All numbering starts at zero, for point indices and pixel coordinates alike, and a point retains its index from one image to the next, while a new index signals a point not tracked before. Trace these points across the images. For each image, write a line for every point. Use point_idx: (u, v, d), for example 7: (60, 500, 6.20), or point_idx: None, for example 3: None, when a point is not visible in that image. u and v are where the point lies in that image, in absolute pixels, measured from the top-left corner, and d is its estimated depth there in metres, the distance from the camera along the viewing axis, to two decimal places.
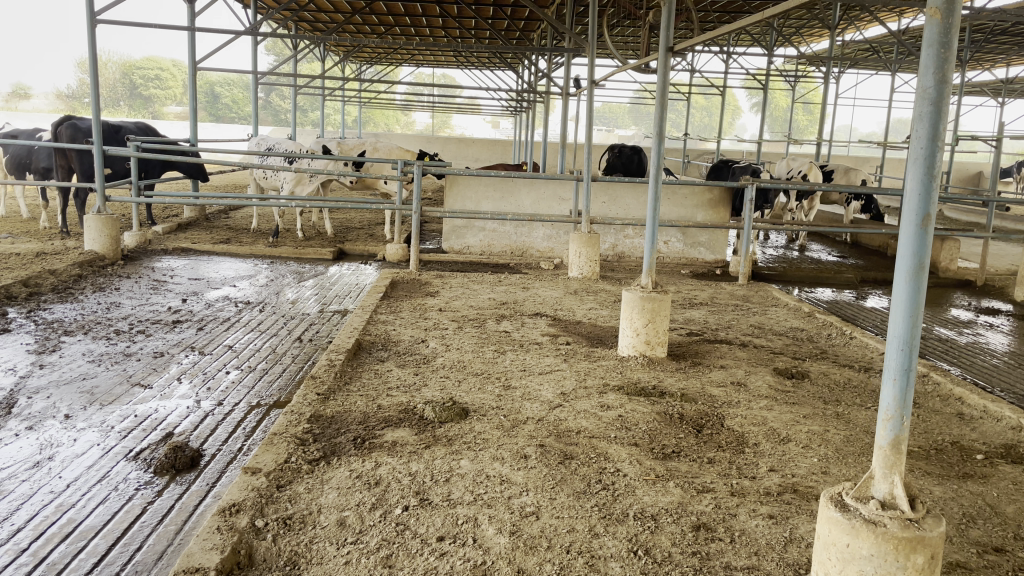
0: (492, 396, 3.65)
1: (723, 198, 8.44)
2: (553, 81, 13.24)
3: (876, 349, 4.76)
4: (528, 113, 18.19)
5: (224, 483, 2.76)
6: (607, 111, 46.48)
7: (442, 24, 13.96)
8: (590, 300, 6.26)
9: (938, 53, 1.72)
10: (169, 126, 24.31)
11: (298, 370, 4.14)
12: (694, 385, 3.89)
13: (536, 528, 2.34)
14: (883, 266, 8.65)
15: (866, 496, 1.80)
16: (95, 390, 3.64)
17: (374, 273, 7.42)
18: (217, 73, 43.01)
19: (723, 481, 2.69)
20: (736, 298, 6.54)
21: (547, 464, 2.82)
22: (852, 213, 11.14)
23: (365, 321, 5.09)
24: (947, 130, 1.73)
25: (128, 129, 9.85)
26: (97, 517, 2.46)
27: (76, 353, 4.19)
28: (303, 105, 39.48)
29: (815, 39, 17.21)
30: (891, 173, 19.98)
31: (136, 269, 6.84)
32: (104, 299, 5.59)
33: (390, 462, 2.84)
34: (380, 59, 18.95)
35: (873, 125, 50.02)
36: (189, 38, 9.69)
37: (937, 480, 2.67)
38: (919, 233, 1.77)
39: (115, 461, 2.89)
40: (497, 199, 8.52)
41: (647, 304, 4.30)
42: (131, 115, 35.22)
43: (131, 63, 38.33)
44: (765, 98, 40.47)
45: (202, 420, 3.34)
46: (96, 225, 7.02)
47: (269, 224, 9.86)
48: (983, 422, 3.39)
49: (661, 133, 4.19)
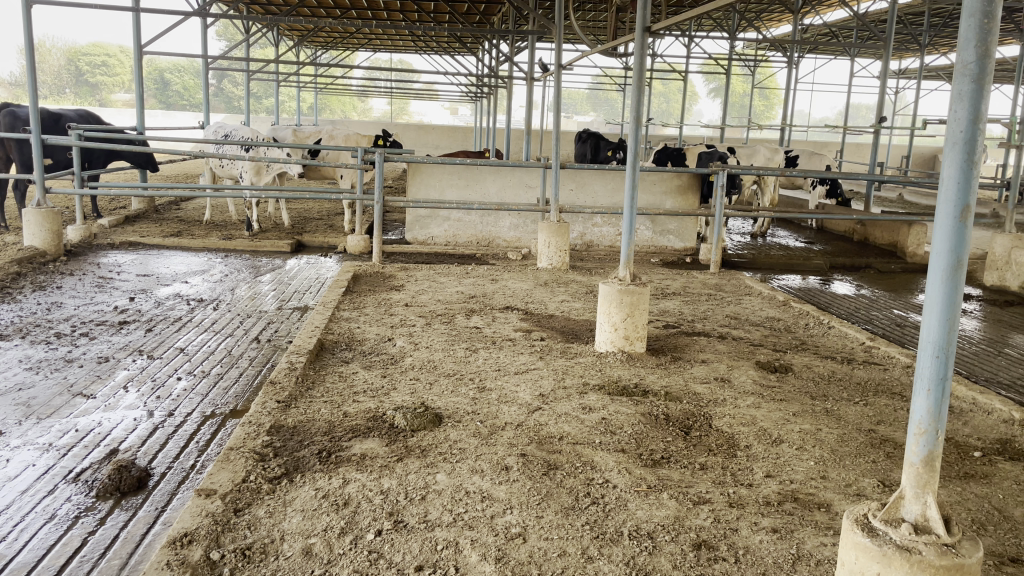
0: (466, 400, 3.43)
1: (692, 185, 8.33)
2: (514, 66, 12.95)
3: (856, 340, 4.66)
4: (490, 99, 17.85)
5: (176, 506, 2.49)
6: (568, 98, 46.76)
7: (402, 7, 13.58)
8: (561, 292, 6.05)
9: (980, 23, 1.58)
10: (118, 113, 23.36)
11: (257, 374, 3.86)
12: (677, 383, 3.71)
13: (523, 553, 2.13)
14: (851, 252, 8.64)
15: (895, 519, 1.68)
16: (32, 401, 3.31)
17: (335, 266, 7.11)
18: (166, 58, 41.71)
19: (719, 491, 2.52)
20: (708, 287, 6.42)
21: (530, 476, 2.62)
22: (818, 199, 11.20)
23: (327, 318, 4.81)
24: (988, 111, 1.60)
25: (68, 116, 9.34)
26: (30, 552, 2.19)
27: (11, 360, 3.84)
28: (258, 92, 38.61)
29: (776, 23, 17.31)
30: (852, 157, 20.27)
31: (79, 266, 6.42)
32: (44, 299, 5.20)
33: (359, 478, 2.60)
34: (336, 42, 18.46)
35: (829, 110, 51.19)
36: (133, 20, 9.15)
37: (940, 483, 2.55)
38: (958, 226, 1.64)
39: (53, 483, 2.59)
40: (461, 188, 8.25)
41: (625, 298, 4.12)
42: (76, 101, 33.95)
43: (76, 49, 36.67)
44: (725, 84, 40.85)
45: (151, 434, 3.05)
46: (36, 219, 6.55)
47: (223, 216, 9.44)
48: (974, 415, 3.29)
49: (638, 116, 3.96)
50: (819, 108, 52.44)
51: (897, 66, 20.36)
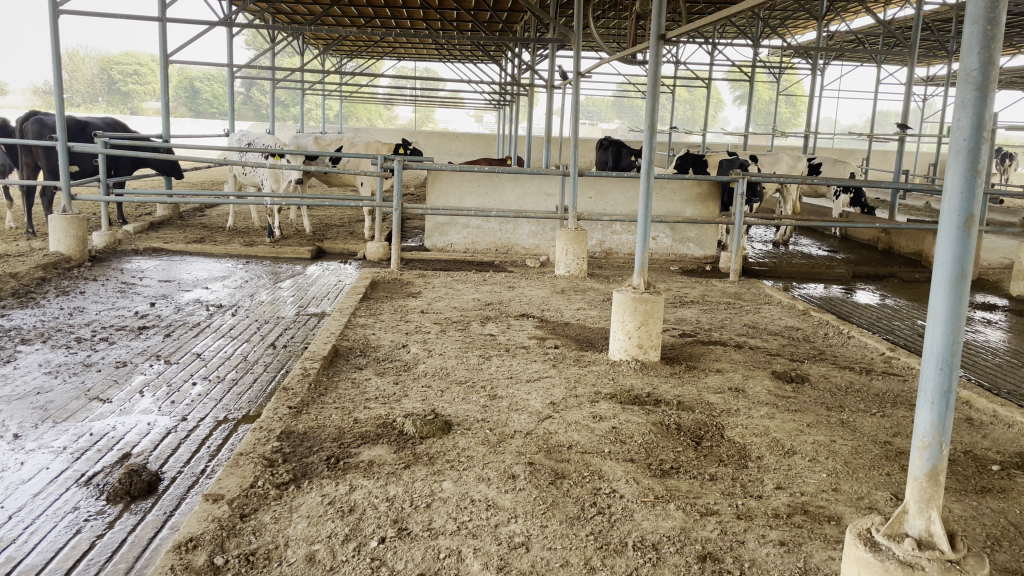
0: (477, 407, 3.42)
1: (712, 192, 8.27)
2: (535, 73, 12.99)
3: (875, 350, 4.57)
4: (512, 106, 17.89)
5: (184, 511, 2.52)
6: (591, 106, 46.73)
7: (424, 15, 13.70)
8: (578, 299, 6.03)
9: (984, 30, 1.56)
10: (147, 121, 23.78)
11: (271, 380, 3.89)
12: (690, 393, 3.67)
13: (526, 562, 2.12)
14: (875, 261, 8.50)
15: (899, 533, 1.67)
16: (49, 405, 3.38)
17: (354, 272, 7.16)
18: (196, 67, 42.45)
19: (727, 502, 2.49)
20: (728, 295, 6.35)
21: (536, 485, 2.61)
22: (841, 207, 11.08)
23: (343, 325, 4.84)
24: (992, 120, 1.58)
25: (95, 124, 9.53)
26: (39, 555, 2.22)
27: (31, 364, 3.92)
28: (284, 100, 39.11)
29: (801, 30, 17.17)
30: (879, 165, 19.96)
31: (103, 271, 6.54)
32: (67, 304, 5.31)
33: (365, 485, 2.61)
34: (360, 51, 18.66)
35: (857, 117, 50.55)
36: (160, 30, 9.33)
37: (954, 497, 2.49)
38: (962, 236, 1.61)
39: (65, 487, 2.64)
40: (480, 195, 8.27)
41: (639, 306, 4.09)
42: (108, 109, 34.61)
43: (109, 58, 37.45)
44: (750, 91, 40.57)
45: (163, 438, 3.09)
46: (62, 226, 6.68)
47: (245, 223, 9.57)
48: (994, 427, 3.21)
49: (653, 125, 3.94)
50: (847, 115, 51.82)
51: (925, 72, 20.05)
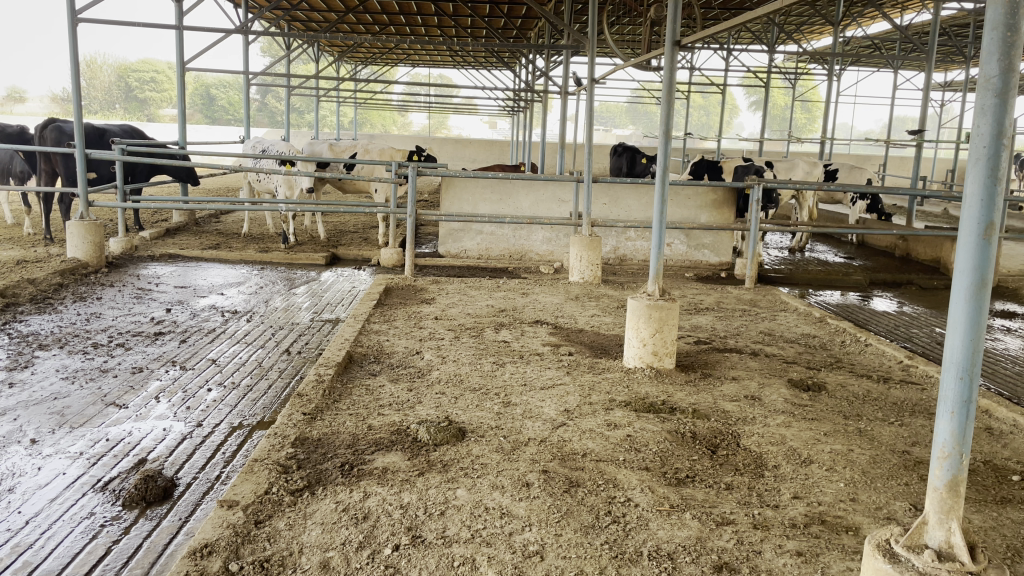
0: (490, 414, 3.41)
1: (727, 199, 8.23)
2: (549, 80, 13.00)
3: (893, 358, 4.52)
4: (526, 113, 17.92)
5: (198, 517, 2.53)
6: (605, 112, 46.71)
7: (438, 22, 13.77)
8: (592, 306, 6.01)
9: (1003, 36, 1.54)
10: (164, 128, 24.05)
11: (285, 386, 3.90)
12: (706, 401, 3.64)
13: (539, 571, 2.11)
14: (892, 268, 8.42)
15: (918, 544, 1.65)
16: (66, 410, 3.41)
17: (368, 279, 7.19)
18: (213, 75, 42.90)
19: (743, 511, 2.46)
20: (743, 302, 6.31)
21: (550, 493, 2.59)
22: (858, 213, 10.99)
23: (357, 331, 4.86)
24: (1012, 126, 1.56)
25: (113, 131, 9.65)
26: (56, 560, 2.24)
27: (48, 370, 3.96)
28: (299, 106, 39.41)
29: (817, 36, 17.07)
30: (896, 171, 19.76)
31: (120, 277, 6.61)
32: (84, 310, 5.36)
33: (379, 492, 2.61)
34: (374, 58, 18.77)
35: (873, 124, 50.16)
36: (178, 38, 9.44)
37: (975, 507, 2.45)
38: (982, 243, 1.59)
39: (81, 492, 2.66)
40: (494, 202, 8.28)
41: (653, 313, 4.07)
42: (126, 117, 35.02)
43: (127, 66, 37.92)
44: (765, 97, 40.38)
45: (179, 444, 3.11)
46: (79, 232, 6.75)
47: (261, 229, 9.63)
48: (1016, 437, 3.16)
49: (668, 131, 3.92)
50: (863, 121, 51.45)
51: (943, 78, 19.84)
